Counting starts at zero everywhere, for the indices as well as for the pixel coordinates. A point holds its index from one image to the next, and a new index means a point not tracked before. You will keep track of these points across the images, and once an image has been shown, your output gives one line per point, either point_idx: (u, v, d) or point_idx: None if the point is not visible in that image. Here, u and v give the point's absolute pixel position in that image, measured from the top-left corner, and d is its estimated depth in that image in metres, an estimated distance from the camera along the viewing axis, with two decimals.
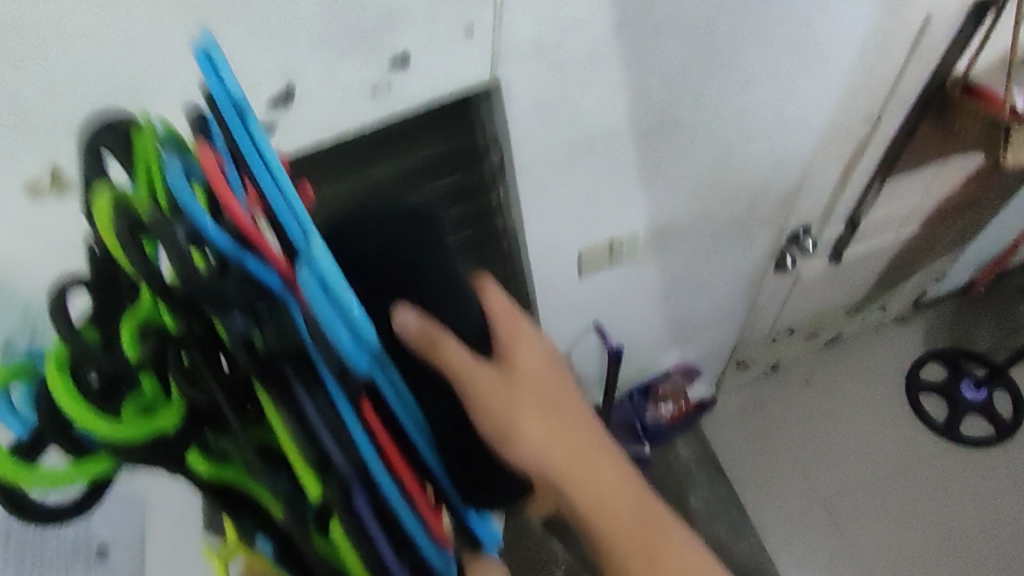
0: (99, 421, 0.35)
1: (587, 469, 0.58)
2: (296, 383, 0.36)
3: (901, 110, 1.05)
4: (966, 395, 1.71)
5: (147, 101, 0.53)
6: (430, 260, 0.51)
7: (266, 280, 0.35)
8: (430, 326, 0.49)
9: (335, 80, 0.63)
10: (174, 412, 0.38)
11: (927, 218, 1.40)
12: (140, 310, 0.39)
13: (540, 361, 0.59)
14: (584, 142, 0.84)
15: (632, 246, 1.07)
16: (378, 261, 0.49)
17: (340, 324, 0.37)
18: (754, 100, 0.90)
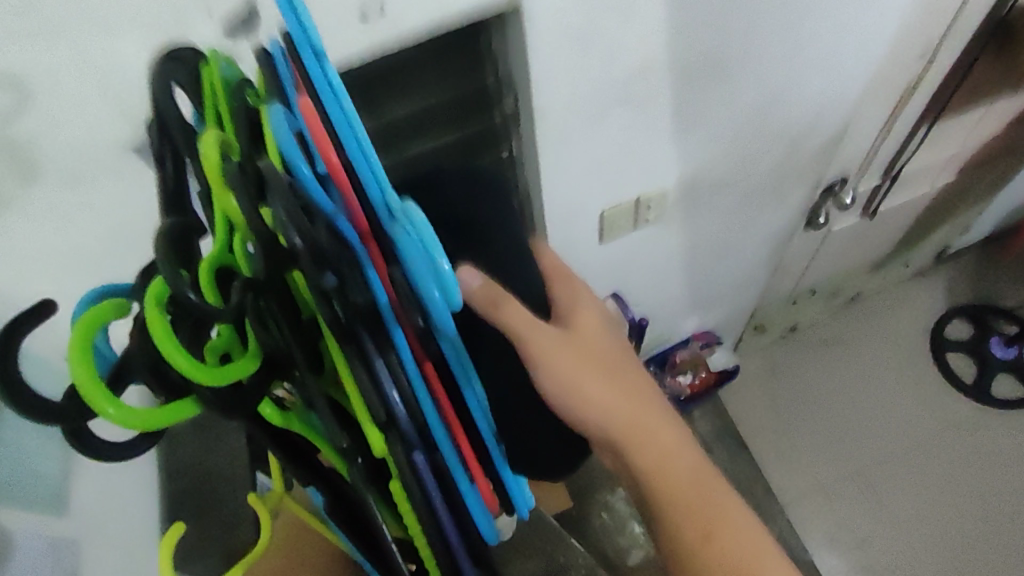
0: (179, 353, 0.35)
1: (638, 430, 0.59)
2: (370, 348, 0.37)
3: (961, 43, 0.91)
4: (996, 353, 1.63)
5: (64, 30, 0.44)
6: (491, 224, 0.51)
7: (352, 239, 0.35)
8: (494, 290, 0.46)
9: (319, 2, 0.50)
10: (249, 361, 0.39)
11: (966, 167, 1.29)
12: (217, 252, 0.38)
13: (597, 325, 0.59)
14: (615, 85, 0.71)
15: (660, 206, 0.95)
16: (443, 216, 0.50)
17: (430, 282, 0.35)
18: (807, 36, 0.78)
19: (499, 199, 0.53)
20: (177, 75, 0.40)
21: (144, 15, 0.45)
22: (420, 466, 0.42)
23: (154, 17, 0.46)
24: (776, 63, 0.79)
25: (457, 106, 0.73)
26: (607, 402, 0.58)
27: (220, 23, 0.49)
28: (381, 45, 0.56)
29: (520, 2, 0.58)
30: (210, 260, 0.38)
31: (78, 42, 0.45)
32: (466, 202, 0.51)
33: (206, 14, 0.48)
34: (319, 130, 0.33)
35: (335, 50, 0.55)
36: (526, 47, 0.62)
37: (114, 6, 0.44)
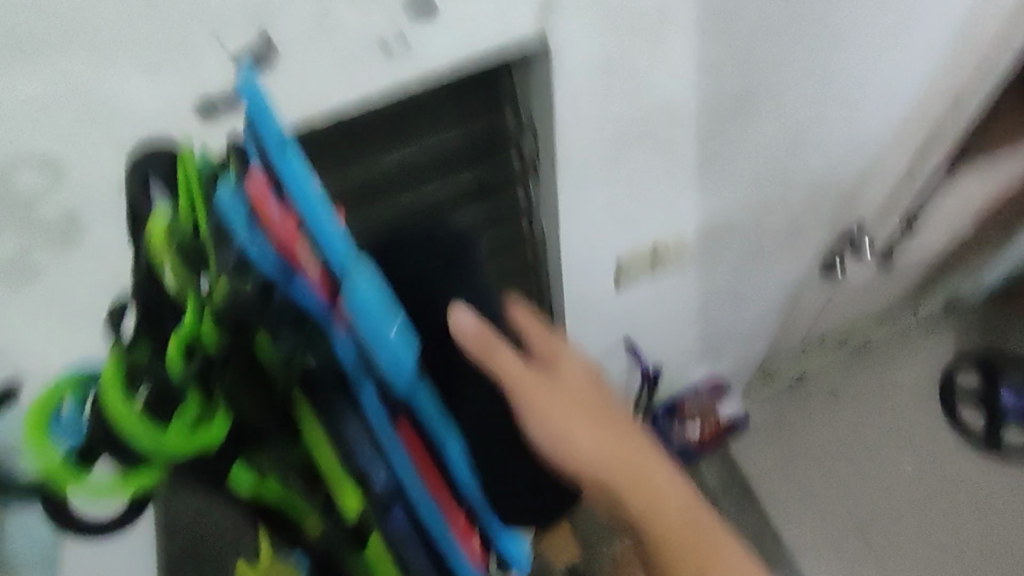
0: (139, 426, 0.30)
1: (640, 481, 0.53)
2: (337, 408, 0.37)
3: (986, 91, 0.89)
4: (1006, 401, 1.59)
5: (61, 63, 0.39)
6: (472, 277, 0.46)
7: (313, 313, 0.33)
8: (487, 330, 0.43)
9: (336, 29, 0.46)
10: (219, 426, 0.33)
11: (982, 215, 1.26)
12: (187, 328, 0.31)
13: (585, 375, 0.54)
14: (638, 124, 0.68)
15: (677, 251, 0.91)
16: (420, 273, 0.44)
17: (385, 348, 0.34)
18: (835, 78, 0.75)
19: (469, 264, 0.46)
20: (148, 161, 0.34)
21: (146, 38, 0.41)
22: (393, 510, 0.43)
23: (156, 41, 0.41)
24: (803, 105, 0.76)
25: (471, 146, 0.69)
26: (605, 456, 0.51)
27: (230, 53, 0.44)
28: (398, 78, 0.52)
29: (546, 33, 0.55)
30: (180, 335, 0.31)
31: (74, 73, 0.40)
32: (444, 271, 0.44)
33: (215, 41, 0.43)
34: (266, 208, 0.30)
35: (351, 84, 0.51)
36: (550, 82, 0.59)
37: (115, 33, 0.40)
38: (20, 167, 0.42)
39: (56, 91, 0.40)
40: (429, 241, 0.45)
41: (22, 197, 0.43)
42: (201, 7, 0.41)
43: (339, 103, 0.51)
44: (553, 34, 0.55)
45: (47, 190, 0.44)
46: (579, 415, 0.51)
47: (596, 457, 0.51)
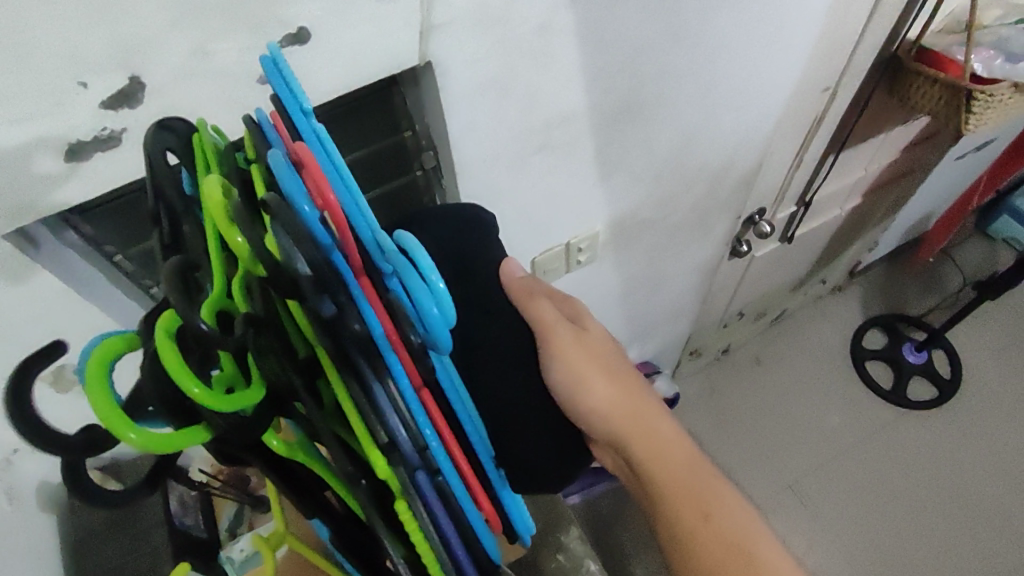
0: (193, 380, 0.36)
1: (638, 418, 0.61)
2: (366, 372, 0.39)
3: (858, 77, 0.97)
4: (908, 358, 1.71)
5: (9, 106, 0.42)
6: (479, 263, 0.54)
7: (344, 270, 0.37)
8: (529, 283, 0.55)
9: (212, 67, 0.48)
10: (255, 392, 0.40)
11: (869, 190, 1.36)
12: (217, 295, 0.40)
13: (603, 340, 0.62)
14: (537, 132, 0.71)
15: (591, 247, 0.96)
16: (442, 255, 0.53)
17: (424, 297, 0.37)
18: (720, 74, 0.80)
19: (488, 241, 0.56)
20: (163, 133, 0.44)
21: (16, 87, 0.41)
22: (420, 481, 0.43)
23: (30, 91, 0.42)
24: (693, 101, 0.81)
25: (377, 161, 0.73)
26: (610, 398, 0.59)
27: (99, 95, 0.45)
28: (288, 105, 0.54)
29: (431, 58, 0.57)
30: (212, 300, 0.39)
31: (37, 115, 0.43)
32: (473, 252, 0.54)
33: (80, 84, 0.43)
34: (314, 170, 0.36)
35: (236, 110, 0.52)
36: (442, 102, 0.61)
37: (27, 84, 0.41)
38: (37, 153, 0.45)
39: (37, 124, 0.44)
40: (447, 215, 0.55)
41: (37, 179, 0.47)
42: (64, 52, 0.41)
43: (224, 126, 0.53)
44: (440, 60, 0.58)
45: (61, 175, 0.48)
46: (586, 357, 0.58)
47: (604, 401, 0.59)
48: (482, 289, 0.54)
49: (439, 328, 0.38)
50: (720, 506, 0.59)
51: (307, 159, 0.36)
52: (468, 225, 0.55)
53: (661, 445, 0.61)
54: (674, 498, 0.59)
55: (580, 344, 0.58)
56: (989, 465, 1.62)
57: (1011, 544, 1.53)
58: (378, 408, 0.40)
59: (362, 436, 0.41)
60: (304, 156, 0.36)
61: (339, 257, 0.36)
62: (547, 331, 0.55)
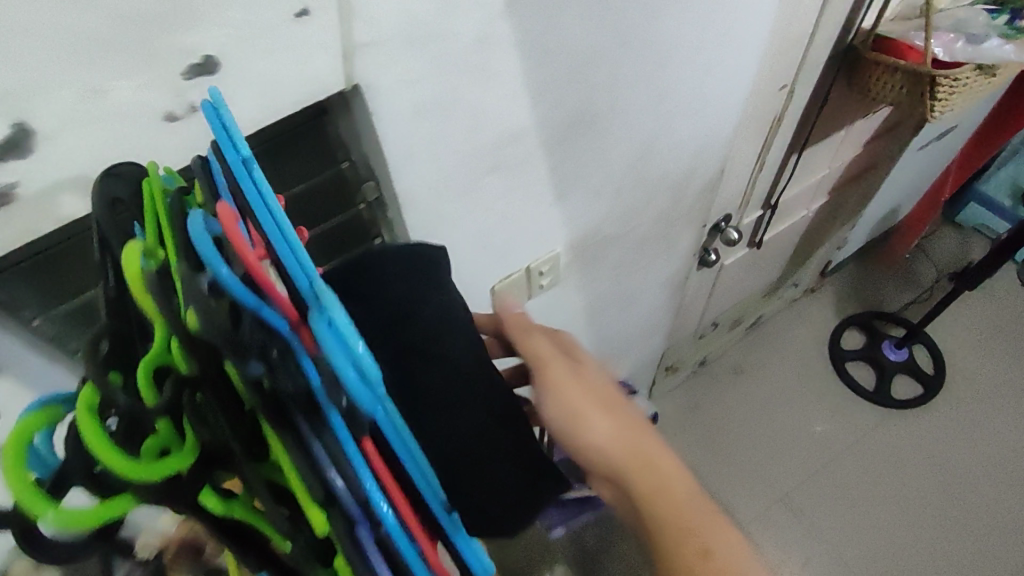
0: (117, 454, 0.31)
1: (642, 458, 0.53)
2: (303, 429, 0.34)
3: (815, 73, 0.95)
4: (888, 356, 1.69)
5: None
6: (430, 306, 0.48)
7: (280, 328, 0.32)
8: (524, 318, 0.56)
9: (106, 107, 0.40)
10: (188, 455, 0.34)
11: (834, 188, 1.34)
12: (155, 353, 0.35)
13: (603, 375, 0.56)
14: (486, 152, 0.66)
15: (552, 271, 0.90)
16: (390, 297, 0.47)
17: (349, 362, 0.32)
18: (674, 80, 0.76)
19: (442, 282, 0.50)
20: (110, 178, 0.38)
21: None
22: (365, 545, 0.38)
23: None
24: (647, 110, 0.77)
25: (310, 203, 0.63)
26: (614, 432, 0.52)
27: None
28: (196, 145, 0.46)
29: (358, 81, 0.51)
30: (149, 360, 0.35)
31: None
32: (415, 295, 0.48)
33: None
34: (234, 229, 0.31)
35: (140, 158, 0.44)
36: (376, 128, 0.55)
37: None
38: None
39: None
40: (398, 251, 0.50)
41: None
42: None
43: None
44: (368, 82, 0.51)
45: None
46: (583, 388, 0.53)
47: (603, 437, 0.52)
48: (429, 332, 0.46)
49: (359, 389, 0.32)
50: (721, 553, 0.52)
51: (228, 218, 0.31)
52: (424, 267, 0.50)
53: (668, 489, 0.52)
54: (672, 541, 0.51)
55: (576, 376, 0.53)
56: (977, 459, 1.59)
57: (1007, 540, 1.49)
58: (319, 471, 0.35)
59: (304, 496, 0.37)
60: (224, 216, 0.31)
61: (269, 315, 0.31)
62: (543, 361, 0.53)
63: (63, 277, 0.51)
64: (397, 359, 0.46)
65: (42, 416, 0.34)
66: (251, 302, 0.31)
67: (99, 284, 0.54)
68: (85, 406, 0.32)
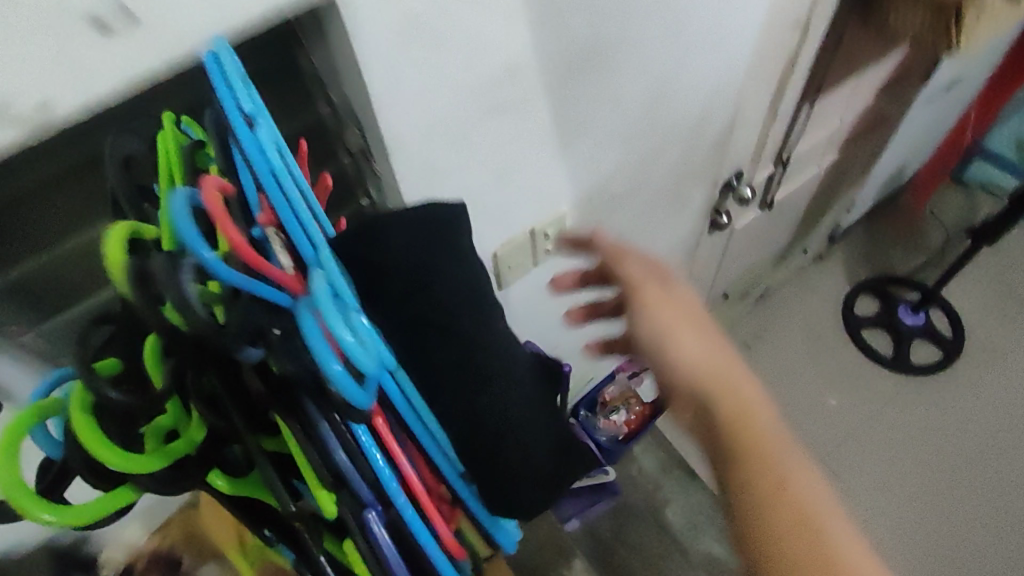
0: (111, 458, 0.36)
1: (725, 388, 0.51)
2: (309, 404, 0.37)
3: (830, 10, 0.88)
4: (906, 321, 1.63)
5: None
6: (443, 275, 0.43)
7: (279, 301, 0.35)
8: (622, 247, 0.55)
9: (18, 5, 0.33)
10: (188, 441, 0.39)
11: (845, 143, 1.28)
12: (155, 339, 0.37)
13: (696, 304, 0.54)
14: (477, 96, 0.58)
15: (559, 234, 0.83)
16: (398, 269, 0.42)
17: (328, 352, 0.33)
18: (686, 12, 0.68)
19: (458, 247, 0.45)
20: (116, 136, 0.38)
21: None
22: (373, 525, 0.38)
23: None
24: (657, 48, 0.69)
25: None
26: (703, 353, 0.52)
27: None
28: (146, 67, 0.39)
29: None
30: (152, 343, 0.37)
31: None
32: (426, 266, 0.43)
33: None
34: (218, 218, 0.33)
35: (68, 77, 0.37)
36: (355, 58, 0.48)
37: None
38: None
39: None
40: (408, 214, 0.45)
41: None
42: None
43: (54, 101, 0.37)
44: None
45: None
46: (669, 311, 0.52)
47: (689, 359, 0.52)
48: (445, 314, 0.42)
49: (343, 383, 0.33)
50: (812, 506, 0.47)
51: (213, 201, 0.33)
52: (435, 230, 0.45)
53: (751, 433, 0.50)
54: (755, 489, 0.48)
55: (670, 300, 0.53)
56: (997, 423, 1.55)
57: None
58: (322, 442, 0.37)
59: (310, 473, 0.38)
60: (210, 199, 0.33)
61: (265, 292, 0.34)
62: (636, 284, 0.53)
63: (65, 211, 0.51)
64: (407, 333, 0.42)
65: (46, 407, 0.38)
66: (244, 285, 0.33)
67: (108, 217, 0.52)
68: (81, 407, 0.36)
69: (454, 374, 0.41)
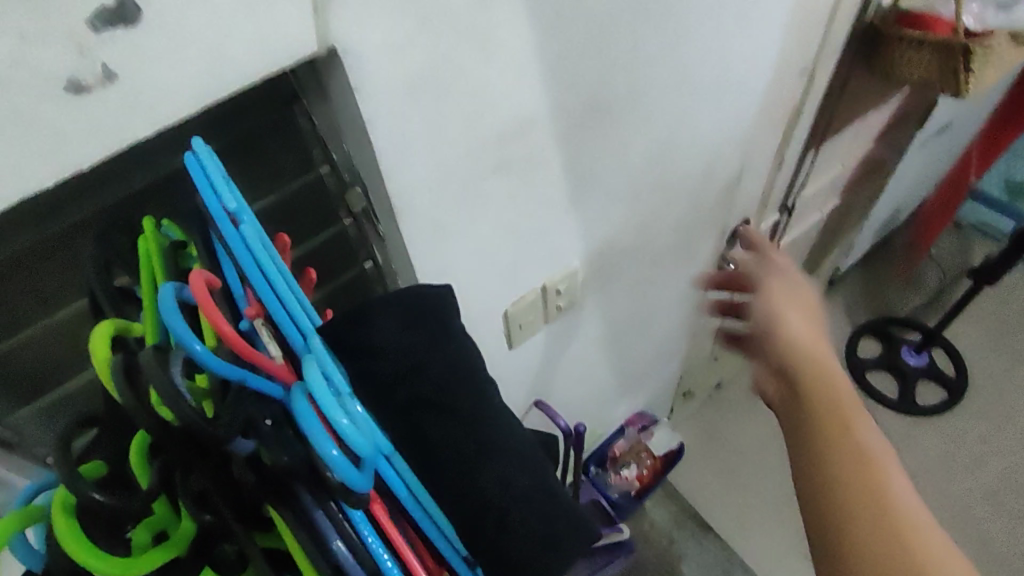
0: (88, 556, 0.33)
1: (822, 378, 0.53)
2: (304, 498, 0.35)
3: (834, 55, 0.87)
4: (909, 362, 1.59)
5: None
6: (444, 360, 0.41)
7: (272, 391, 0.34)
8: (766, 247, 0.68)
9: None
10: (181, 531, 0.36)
11: (845, 187, 1.28)
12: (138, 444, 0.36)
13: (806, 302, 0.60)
14: (492, 155, 0.55)
15: (570, 291, 0.79)
16: (393, 358, 0.40)
17: (324, 439, 0.31)
18: (697, 58, 0.66)
19: (451, 330, 0.42)
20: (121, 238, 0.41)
21: None
22: None
23: None
24: (668, 97, 0.67)
25: (285, 218, 0.54)
26: (807, 333, 0.56)
27: None
28: (120, 136, 0.35)
29: (334, 43, 0.39)
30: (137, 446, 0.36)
31: None
32: (423, 348, 0.41)
33: None
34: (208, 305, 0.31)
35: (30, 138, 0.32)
36: (359, 113, 0.44)
37: None
38: None
39: None
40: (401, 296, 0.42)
41: None
42: None
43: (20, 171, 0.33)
44: (347, 43, 0.40)
45: None
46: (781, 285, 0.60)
47: (798, 332, 0.56)
48: (440, 395, 0.40)
49: (343, 470, 0.32)
50: (869, 445, 0.49)
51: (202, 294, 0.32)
52: (424, 316, 0.42)
53: (842, 405, 0.51)
54: (833, 452, 0.49)
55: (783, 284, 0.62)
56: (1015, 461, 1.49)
57: None
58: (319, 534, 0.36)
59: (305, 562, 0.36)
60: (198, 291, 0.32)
61: (258, 384, 0.33)
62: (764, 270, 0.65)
63: (41, 285, 0.46)
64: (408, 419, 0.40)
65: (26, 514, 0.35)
66: (236, 376, 0.32)
67: (81, 294, 0.47)
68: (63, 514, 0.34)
69: (451, 453, 0.39)
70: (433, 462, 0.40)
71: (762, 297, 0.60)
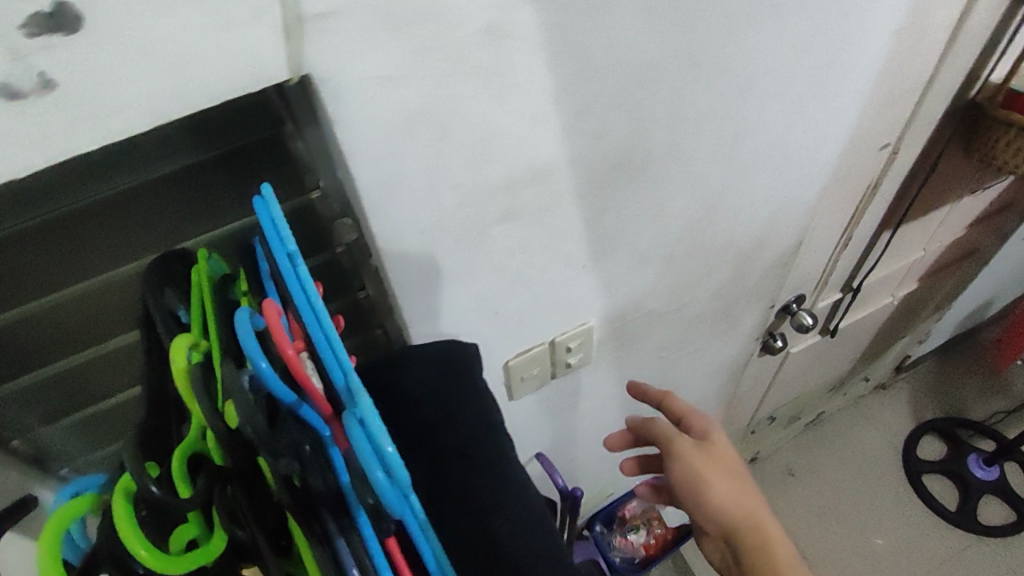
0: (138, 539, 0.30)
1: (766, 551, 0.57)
2: (332, 528, 0.32)
3: (922, 133, 0.78)
4: (975, 474, 1.43)
5: None
6: (465, 406, 0.43)
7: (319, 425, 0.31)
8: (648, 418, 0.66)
9: None
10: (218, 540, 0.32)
11: (923, 274, 1.17)
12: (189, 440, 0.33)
13: (729, 471, 0.60)
14: (499, 204, 0.51)
15: (583, 348, 0.73)
16: (422, 399, 0.43)
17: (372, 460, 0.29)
18: (754, 123, 0.59)
19: (477, 388, 0.45)
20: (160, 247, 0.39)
21: None
22: None
23: None
24: (714, 161, 0.61)
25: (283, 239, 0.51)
26: (734, 495, 0.59)
27: None
28: (65, 145, 0.32)
29: (311, 71, 0.36)
30: (184, 447, 0.33)
31: None
32: (454, 399, 0.43)
33: None
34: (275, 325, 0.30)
35: None
36: (342, 147, 0.41)
37: None
38: None
39: None
40: (436, 349, 0.45)
41: None
42: None
43: None
44: (329, 72, 0.37)
45: None
46: (710, 462, 0.60)
47: (727, 501, 0.59)
48: (463, 444, 0.41)
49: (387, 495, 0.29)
50: None
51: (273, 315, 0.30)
52: (456, 367, 0.45)
53: (779, 567, 0.56)
54: None
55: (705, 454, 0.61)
56: None
57: None
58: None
59: None
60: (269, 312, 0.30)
61: (308, 413, 0.31)
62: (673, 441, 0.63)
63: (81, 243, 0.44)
64: (429, 459, 0.42)
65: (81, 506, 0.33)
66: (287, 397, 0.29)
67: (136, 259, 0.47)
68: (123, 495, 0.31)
69: (465, 501, 0.39)
70: (449, 514, 0.40)
71: (678, 467, 0.61)
